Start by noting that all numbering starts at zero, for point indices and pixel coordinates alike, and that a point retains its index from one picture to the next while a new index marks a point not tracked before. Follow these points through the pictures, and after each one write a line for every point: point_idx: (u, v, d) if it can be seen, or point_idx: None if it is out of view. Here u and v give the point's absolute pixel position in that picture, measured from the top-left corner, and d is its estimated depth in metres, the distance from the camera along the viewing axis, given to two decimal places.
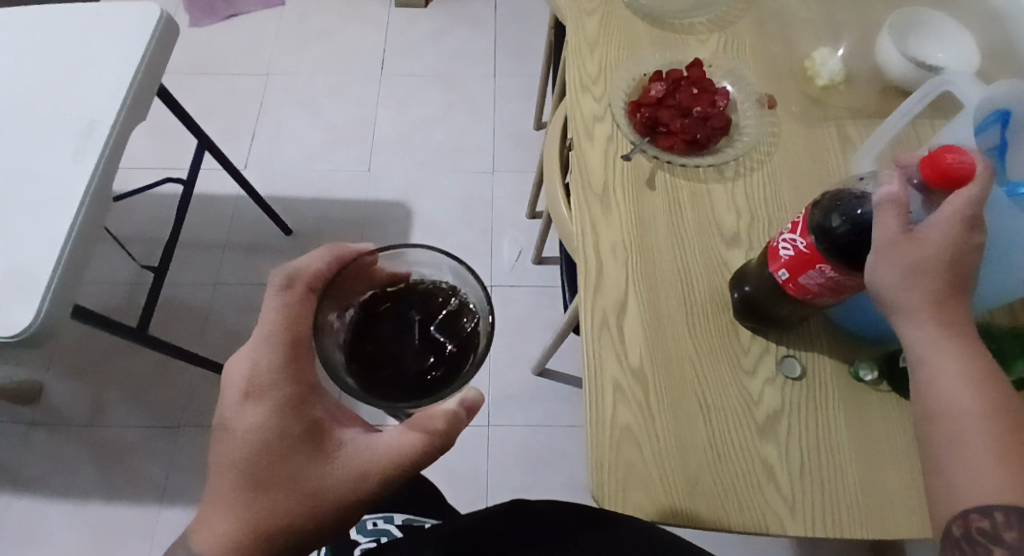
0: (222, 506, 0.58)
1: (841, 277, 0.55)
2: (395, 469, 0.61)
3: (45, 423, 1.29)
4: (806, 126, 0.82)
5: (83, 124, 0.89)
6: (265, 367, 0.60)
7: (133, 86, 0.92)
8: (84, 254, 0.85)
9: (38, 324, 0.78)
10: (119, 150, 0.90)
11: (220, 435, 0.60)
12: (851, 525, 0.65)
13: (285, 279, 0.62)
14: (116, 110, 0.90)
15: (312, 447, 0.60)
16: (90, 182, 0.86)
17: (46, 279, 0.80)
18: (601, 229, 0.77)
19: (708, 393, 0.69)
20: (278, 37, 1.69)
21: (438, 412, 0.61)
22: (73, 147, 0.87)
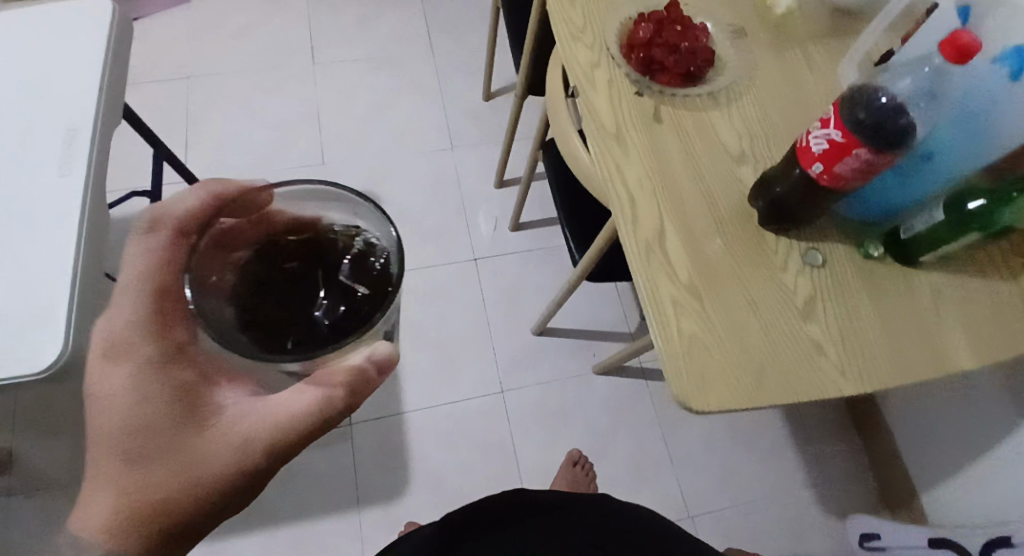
0: (90, 483, 0.50)
1: (873, 157, 0.65)
2: (291, 434, 0.52)
3: (27, 487, 1.19)
4: (776, 51, 0.92)
5: (61, 136, 0.84)
6: (128, 321, 0.50)
7: (103, 89, 0.87)
8: (94, 276, 0.81)
9: (66, 355, 0.75)
10: (104, 159, 0.85)
11: (87, 401, 0.51)
12: (891, 376, 0.75)
13: (149, 224, 0.50)
14: (93, 116, 0.85)
15: (191, 413, 0.52)
16: (83, 197, 0.81)
17: (64, 304, 0.76)
18: (623, 165, 0.83)
19: (752, 291, 0.77)
20: (193, 40, 1.62)
21: (338, 368, 0.49)
22: (57, 163, 0.82)
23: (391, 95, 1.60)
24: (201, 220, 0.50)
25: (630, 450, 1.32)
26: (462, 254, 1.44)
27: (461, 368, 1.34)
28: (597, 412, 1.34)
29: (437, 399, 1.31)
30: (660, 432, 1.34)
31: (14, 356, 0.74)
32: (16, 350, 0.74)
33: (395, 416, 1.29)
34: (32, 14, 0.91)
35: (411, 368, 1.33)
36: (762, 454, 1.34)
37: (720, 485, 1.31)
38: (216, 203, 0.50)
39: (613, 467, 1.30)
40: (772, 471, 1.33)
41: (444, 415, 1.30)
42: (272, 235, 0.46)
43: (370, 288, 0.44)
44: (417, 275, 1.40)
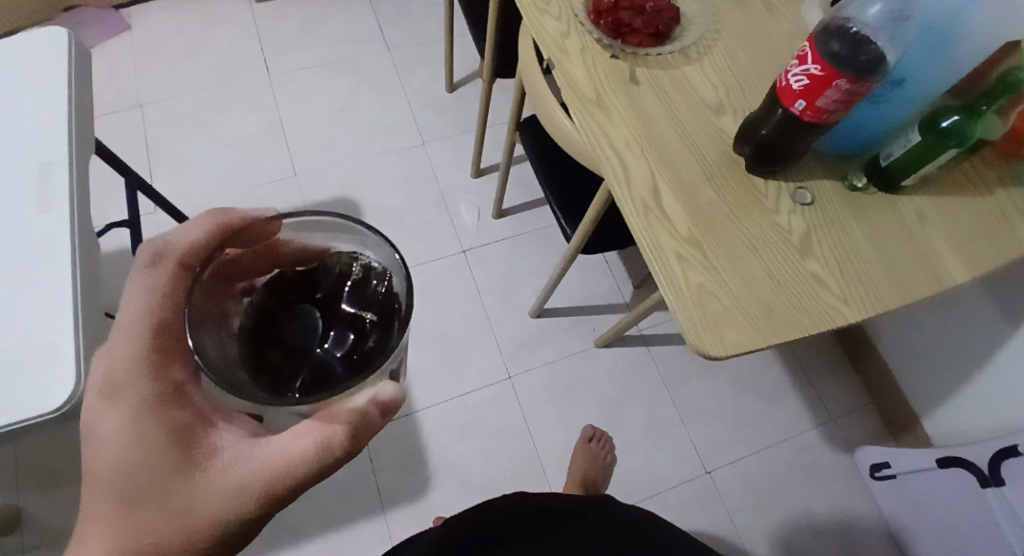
0: (82, 528, 0.48)
1: (852, 86, 0.67)
2: (293, 478, 0.48)
3: (41, 541, 1.17)
4: (737, 1, 0.94)
5: (34, 169, 0.81)
6: (122, 360, 0.48)
7: (71, 115, 0.84)
8: (93, 308, 0.79)
9: (81, 391, 0.73)
10: (84, 186, 0.83)
11: (85, 442, 0.49)
12: (891, 298, 0.78)
13: (153, 256, 0.48)
14: (65, 144, 0.83)
15: (185, 457, 0.48)
16: (72, 231, 0.79)
17: (70, 341, 0.74)
18: (607, 128, 0.84)
19: (750, 236, 0.79)
20: (139, 66, 1.58)
21: (341, 411, 0.44)
22: (36, 200, 0.80)
23: (352, 97, 1.59)
24: (205, 251, 0.48)
25: (641, 415, 1.35)
26: (449, 249, 1.45)
27: (464, 360, 1.36)
28: (604, 383, 1.37)
29: (444, 393, 1.33)
30: (666, 394, 1.37)
31: (26, 398, 0.72)
32: (28, 391, 0.72)
33: (406, 415, 1.30)
34: None
35: (414, 366, 1.34)
36: (766, 400, 1.38)
37: (732, 436, 1.35)
38: (219, 235, 0.48)
39: (627, 434, 1.33)
40: (778, 415, 1.37)
41: (454, 407, 1.32)
42: (280, 271, 0.44)
43: (377, 314, 0.41)
44: None
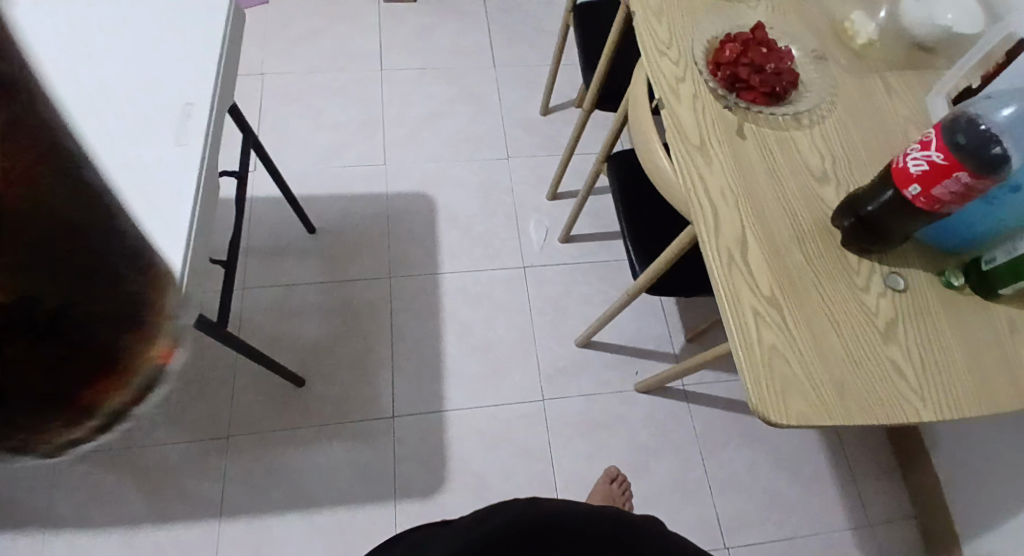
0: None
1: (972, 181, 0.65)
2: None
3: (72, 453, 1.22)
4: (858, 79, 0.93)
5: (178, 108, 0.85)
6: None
7: (219, 70, 0.90)
8: (202, 243, 0.81)
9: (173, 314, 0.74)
10: (216, 135, 0.87)
11: None
12: (970, 405, 0.75)
13: None
14: (211, 93, 0.87)
15: None
16: (198, 168, 0.82)
17: (180, 266, 0.75)
18: (706, 176, 0.84)
19: (833, 309, 0.77)
20: (265, 38, 1.67)
21: None
22: (175, 133, 0.83)
23: (450, 103, 1.64)
24: None
25: (670, 471, 1.31)
26: (511, 262, 1.46)
27: (504, 373, 1.36)
28: (638, 429, 1.34)
29: (478, 402, 1.32)
30: (699, 455, 1.33)
31: None
32: None
33: (436, 415, 1.30)
34: None
35: (455, 370, 1.35)
36: (801, 486, 1.33)
37: (758, 514, 1.30)
38: None
39: (651, 485, 1.29)
40: (812, 504, 1.32)
41: (484, 416, 1.31)
42: None
43: None
44: (463, 278, 1.44)
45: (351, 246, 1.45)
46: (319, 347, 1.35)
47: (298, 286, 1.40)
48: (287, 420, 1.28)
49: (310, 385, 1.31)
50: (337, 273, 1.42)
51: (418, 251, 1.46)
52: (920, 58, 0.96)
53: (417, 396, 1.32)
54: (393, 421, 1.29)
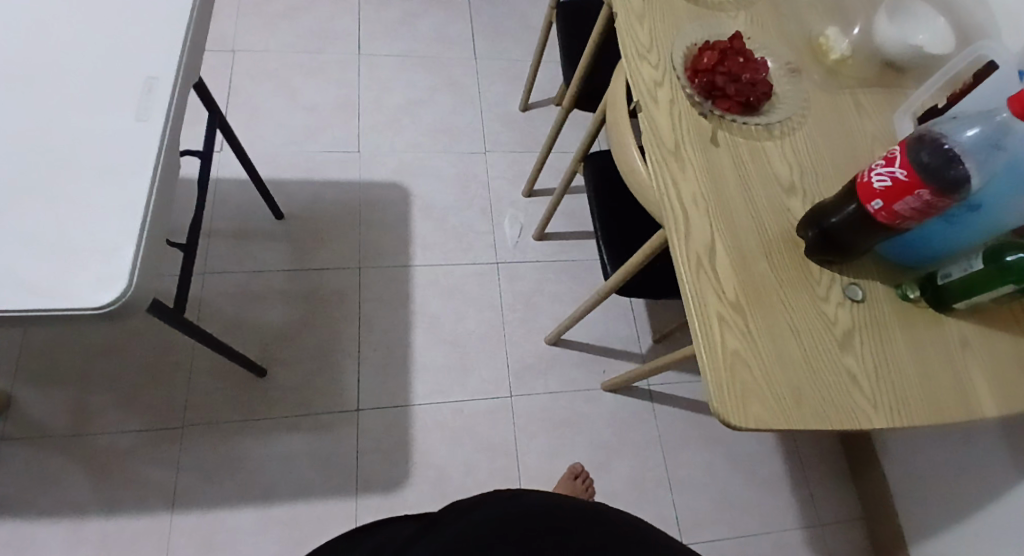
0: None
1: (933, 199, 0.68)
2: None
3: (22, 435, 1.19)
4: (830, 93, 0.95)
5: (140, 82, 0.82)
6: None
7: (187, 44, 0.86)
8: (161, 224, 0.79)
9: (127, 297, 0.73)
10: (180, 110, 0.84)
11: None
12: (918, 413, 0.78)
13: None
14: (175, 67, 0.84)
15: None
16: (159, 143, 0.79)
17: (133, 249, 0.74)
18: (679, 181, 0.85)
19: (795, 317, 0.79)
20: (240, 15, 1.64)
21: None
22: (135, 107, 0.81)
23: (429, 93, 1.63)
24: None
25: (631, 470, 1.33)
26: (483, 256, 1.47)
27: (471, 368, 1.36)
28: (602, 427, 1.36)
29: (444, 396, 1.33)
30: (661, 455, 1.35)
31: (71, 291, 0.71)
32: (72, 285, 0.72)
33: (402, 407, 1.30)
34: None
35: (423, 362, 1.35)
36: (758, 488, 1.36)
37: (715, 514, 1.33)
38: None
39: (612, 484, 1.31)
40: (766, 506, 1.35)
41: (449, 411, 1.32)
42: None
43: None
44: (434, 270, 1.44)
45: (321, 234, 1.43)
46: (284, 334, 1.33)
47: (263, 273, 1.38)
48: (248, 409, 1.26)
49: (273, 374, 1.30)
50: (306, 261, 1.40)
51: (390, 241, 1.45)
52: (890, 76, 0.99)
53: (383, 388, 1.31)
54: (357, 412, 1.29)
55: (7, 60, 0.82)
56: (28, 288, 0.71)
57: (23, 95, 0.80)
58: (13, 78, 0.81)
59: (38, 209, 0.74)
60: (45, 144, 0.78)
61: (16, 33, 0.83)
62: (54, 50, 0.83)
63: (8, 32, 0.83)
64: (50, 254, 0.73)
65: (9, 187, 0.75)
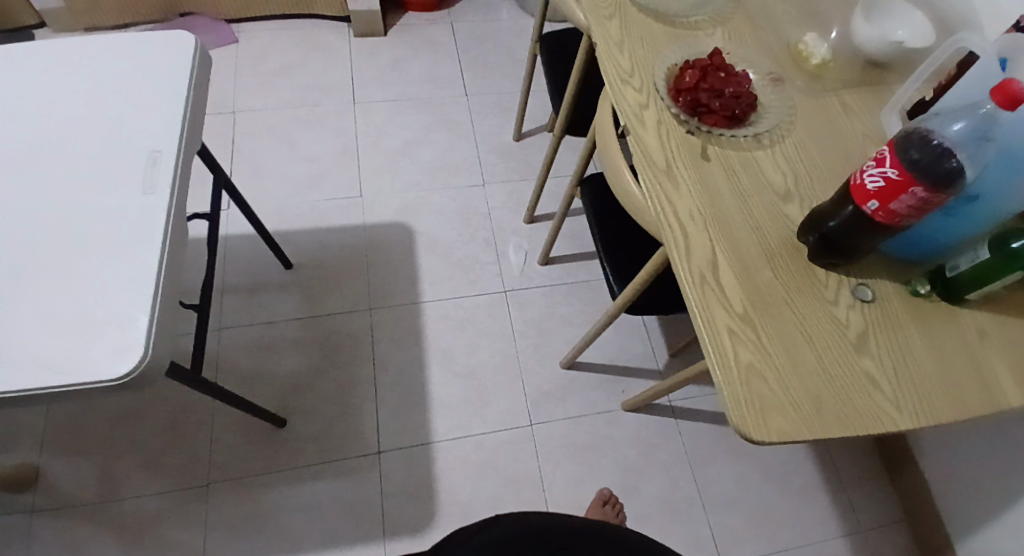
0: None
1: (928, 195, 0.67)
2: None
3: (51, 506, 1.20)
4: (814, 98, 0.96)
5: (145, 156, 0.84)
6: None
7: (188, 114, 0.88)
8: (174, 290, 0.80)
9: (144, 365, 0.74)
10: (186, 179, 0.86)
11: None
12: (944, 410, 0.76)
13: None
14: (177, 138, 0.86)
15: None
16: (168, 214, 0.81)
17: (147, 318, 0.75)
18: (674, 199, 0.86)
19: (807, 324, 0.79)
20: (237, 77, 1.69)
21: None
22: (141, 181, 0.83)
23: (424, 132, 1.65)
24: None
25: (660, 490, 1.32)
26: (491, 286, 1.47)
27: (489, 400, 1.36)
28: (626, 449, 1.34)
29: (465, 430, 1.32)
30: (689, 471, 1.34)
31: (89, 364, 0.73)
32: (87, 359, 0.73)
33: (423, 446, 1.30)
34: (112, 41, 0.93)
35: (441, 399, 1.35)
36: (791, 496, 1.34)
37: (750, 527, 1.30)
38: None
39: (641, 504, 1.30)
40: (801, 513, 1.33)
41: (471, 445, 1.31)
42: None
43: None
44: (444, 305, 1.44)
45: (330, 281, 1.45)
46: (302, 384, 1.34)
47: (275, 324, 1.39)
48: (270, 462, 1.27)
49: (293, 424, 1.30)
50: (317, 308, 1.42)
51: (398, 281, 1.46)
52: (874, 75, 0.99)
53: (404, 428, 1.32)
54: (379, 454, 1.29)
55: (15, 146, 0.84)
56: (45, 365, 0.72)
57: (32, 181, 0.82)
58: (23, 163, 0.83)
59: (54, 289, 0.76)
60: (57, 226, 0.80)
61: (22, 119, 0.86)
62: (57, 131, 0.86)
63: (15, 118, 0.86)
64: (66, 331, 0.74)
65: (24, 270, 0.77)
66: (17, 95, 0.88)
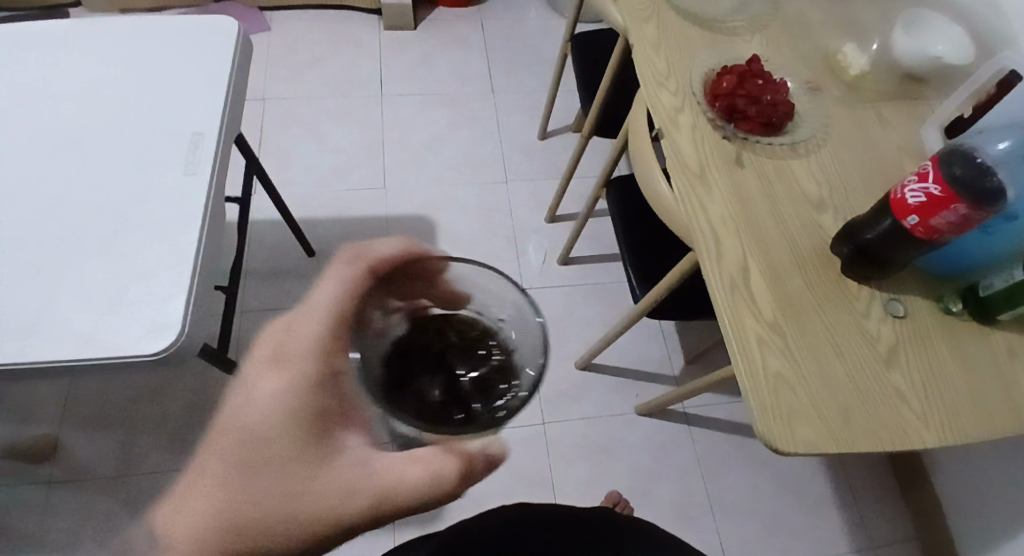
0: (188, 491, 0.48)
1: (970, 212, 0.67)
2: (325, 519, 0.49)
3: (68, 478, 1.21)
4: (851, 109, 0.96)
5: (186, 137, 0.84)
6: (262, 427, 0.50)
7: (229, 97, 0.88)
8: (206, 272, 0.80)
9: (181, 343, 0.74)
10: (225, 161, 0.86)
11: (225, 417, 0.50)
12: (971, 431, 0.75)
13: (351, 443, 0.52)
14: (218, 120, 0.86)
15: (310, 448, 0.51)
16: (205, 195, 0.81)
17: (184, 296, 0.76)
18: (707, 204, 0.85)
19: (837, 337, 0.78)
20: (267, 65, 1.69)
21: (414, 474, 0.51)
22: (182, 162, 0.83)
23: (450, 127, 1.65)
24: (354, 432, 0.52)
25: (672, 496, 1.31)
26: (510, 284, 1.47)
27: None
28: (639, 452, 1.34)
29: None
30: (701, 478, 1.33)
31: (126, 340, 0.72)
32: (124, 336, 0.73)
33: None
34: (156, 23, 0.93)
35: None
36: (803, 508, 1.33)
37: (759, 537, 1.30)
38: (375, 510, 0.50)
39: (651, 507, 1.30)
40: (811, 527, 1.32)
41: None
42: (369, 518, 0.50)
43: None
44: None
45: None
46: None
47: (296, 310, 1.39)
48: None
49: None
50: None
51: None
52: (911, 88, 0.99)
53: None
54: None
55: (60, 121, 0.85)
56: (82, 338, 0.72)
57: (74, 157, 0.82)
58: (68, 139, 0.84)
59: (93, 264, 0.76)
60: (98, 203, 0.80)
61: (66, 96, 0.87)
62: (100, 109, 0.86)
63: (62, 94, 0.87)
64: (103, 305, 0.74)
65: (67, 245, 0.77)
66: (63, 73, 0.88)
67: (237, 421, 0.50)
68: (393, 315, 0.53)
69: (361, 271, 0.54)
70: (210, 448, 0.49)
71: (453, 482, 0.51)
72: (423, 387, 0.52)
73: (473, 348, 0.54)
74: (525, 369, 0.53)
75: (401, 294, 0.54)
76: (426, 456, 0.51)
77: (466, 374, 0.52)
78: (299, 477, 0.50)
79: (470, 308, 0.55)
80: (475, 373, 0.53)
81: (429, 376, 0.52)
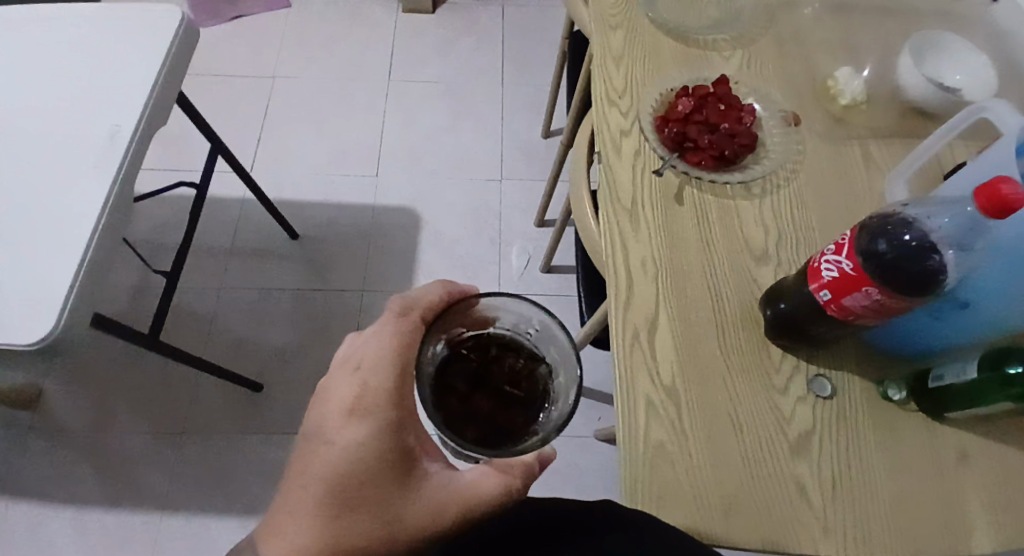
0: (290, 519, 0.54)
1: (885, 299, 0.56)
2: (427, 523, 0.55)
3: (45, 429, 1.30)
4: (830, 144, 0.83)
5: (105, 129, 0.86)
6: (355, 451, 0.56)
7: (156, 92, 0.90)
8: (106, 262, 0.81)
9: (54, 333, 0.74)
10: (142, 156, 0.87)
11: (314, 449, 0.57)
12: (884, 544, 0.65)
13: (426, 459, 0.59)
14: (138, 115, 0.87)
15: (399, 477, 0.56)
16: (111, 188, 0.83)
17: (66, 286, 0.76)
18: (629, 244, 0.77)
19: (742, 412, 0.69)
20: (283, 44, 1.70)
21: (491, 478, 0.57)
22: (96, 154, 0.84)
23: (452, 119, 1.61)
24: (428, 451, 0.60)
25: None
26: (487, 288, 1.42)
27: None
28: (593, 479, 1.28)
29: None
30: None
31: (5, 327, 0.74)
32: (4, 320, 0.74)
33: None
34: (103, 13, 0.96)
35: None
36: None
37: None
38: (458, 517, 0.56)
39: None
40: None
41: None
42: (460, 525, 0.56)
43: None
44: None
45: (332, 256, 1.45)
46: (284, 354, 1.36)
47: (271, 291, 1.42)
48: (244, 425, 1.31)
49: (270, 391, 1.34)
50: (314, 282, 1.43)
51: (396, 268, 1.44)
52: (912, 125, 0.85)
53: None
54: None
55: None
56: None
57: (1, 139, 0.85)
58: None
59: None
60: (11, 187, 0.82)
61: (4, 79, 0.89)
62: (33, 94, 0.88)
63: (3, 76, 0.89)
64: None
65: None
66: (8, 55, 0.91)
67: (326, 465, 0.55)
68: (438, 349, 0.58)
69: (414, 319, 0.61)
70: (309, 493, 0.55)
71: (517, 490, 0.58)
72: (472, 403, 0.56)
73: (504, 362, 0.58)
74: (556, 377, 0.58)
75: (440, 330, 0.58)
76: (492, 472, 0.57)
77: (505, 387, 0.57)
78: (392, 505, 0.55)
79: (498, 328, 0.59)
80: (512, 380, 0.57)
81: (475, 398, 0.56)
